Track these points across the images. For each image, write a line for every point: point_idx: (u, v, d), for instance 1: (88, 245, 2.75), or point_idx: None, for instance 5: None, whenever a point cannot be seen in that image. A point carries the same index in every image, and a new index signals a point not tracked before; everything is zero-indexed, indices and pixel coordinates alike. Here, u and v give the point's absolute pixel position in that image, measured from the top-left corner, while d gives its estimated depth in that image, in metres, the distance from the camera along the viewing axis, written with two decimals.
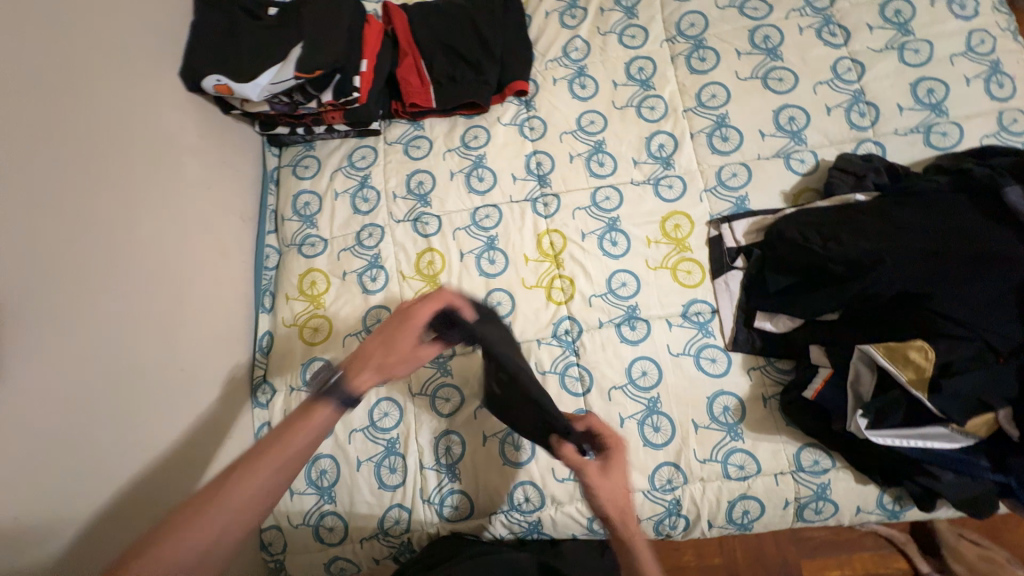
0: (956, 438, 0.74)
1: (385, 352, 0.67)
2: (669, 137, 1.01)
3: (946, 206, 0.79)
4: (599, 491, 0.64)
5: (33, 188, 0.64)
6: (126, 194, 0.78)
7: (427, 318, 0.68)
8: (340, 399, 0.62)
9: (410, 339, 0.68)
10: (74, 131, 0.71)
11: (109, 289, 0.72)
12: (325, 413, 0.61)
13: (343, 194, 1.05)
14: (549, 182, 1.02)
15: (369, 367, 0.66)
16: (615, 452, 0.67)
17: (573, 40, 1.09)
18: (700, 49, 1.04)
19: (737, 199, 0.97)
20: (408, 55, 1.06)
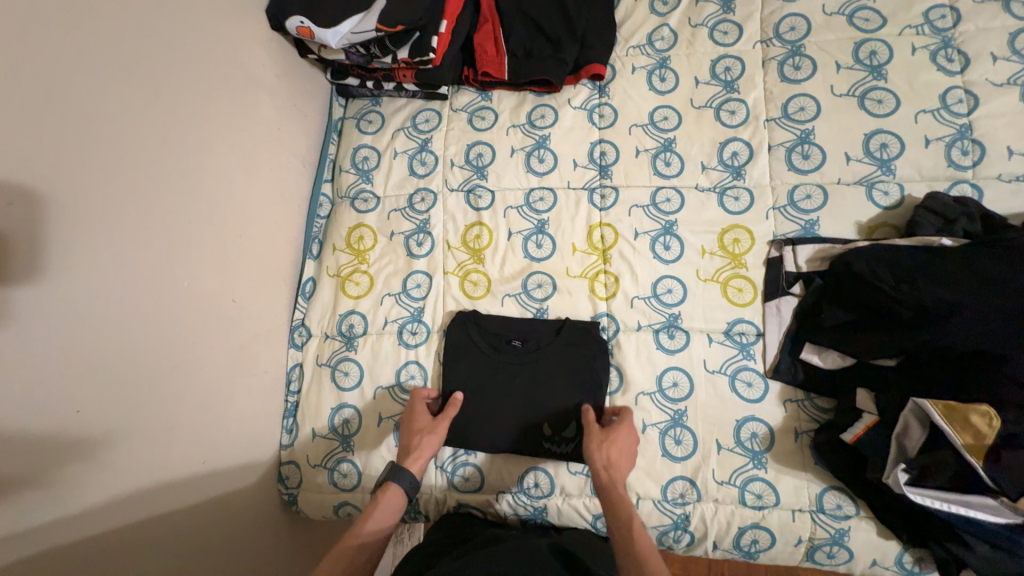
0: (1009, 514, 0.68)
1: (413, 435, 0.82)
2: (745, 146, 0.96)
3: None
4: (596, 442, 0.79)
5: (117, 101, 0.67)
6: (200, 121, 0.80)
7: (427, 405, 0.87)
8: (406, 482, 0.76)
9: (423, 418, 0.84)
10: (160, 52, 0.73)
11: (173, 210, 0.75)
12: (392, 493, 0.75)
13: (402, 155, 1.04)
14: (610, 173, 0.99)
15: (411, 453, 0.80)
16: (622, 426, 0.81)
17: (660, 28, 1.04)
18: (796, 56, 0.97)
19: (807, 222, 0.92)
20: (488, 21, 1.03)
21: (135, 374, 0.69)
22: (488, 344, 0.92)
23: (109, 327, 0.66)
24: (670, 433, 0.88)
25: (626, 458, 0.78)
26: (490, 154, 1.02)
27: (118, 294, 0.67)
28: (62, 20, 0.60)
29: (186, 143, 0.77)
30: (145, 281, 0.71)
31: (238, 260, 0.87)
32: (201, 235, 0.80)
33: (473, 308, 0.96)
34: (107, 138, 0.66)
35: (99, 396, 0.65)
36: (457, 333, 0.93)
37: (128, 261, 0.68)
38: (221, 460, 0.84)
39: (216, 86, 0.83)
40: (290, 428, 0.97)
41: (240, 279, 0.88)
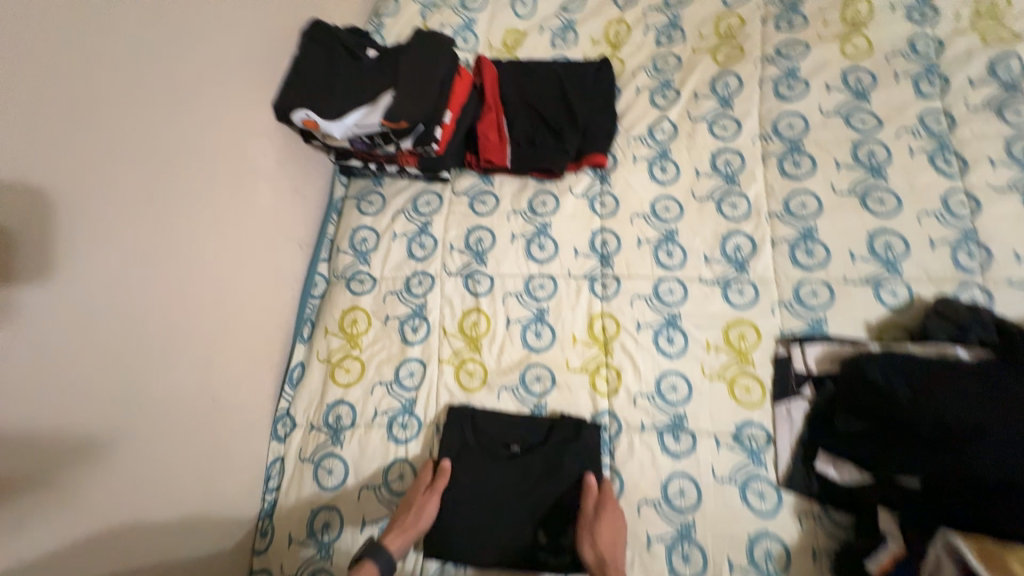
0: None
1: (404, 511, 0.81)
2: (747, 240, 0.95)
3: None
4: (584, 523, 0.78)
5: (102, 201, 0.65)
6: (192, 214, 0.78)
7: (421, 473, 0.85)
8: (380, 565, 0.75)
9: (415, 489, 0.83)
10: (159, 148, 0.72)
11: (154, 313, 0.73)
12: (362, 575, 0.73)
13: (400, 237, 1.03)
14: (612, 263, 0.97)
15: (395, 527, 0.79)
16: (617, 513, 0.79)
17: (661, 121, 1.06)
18: (796, 153, 0.98)
19: (814, 320, 0.89)
20: (492, 110, 1.06)
21: (81, 480, 0.64)
22: (468, 451, 0.86)
23: (60, 437, 0.61)
24: (678, 548, 0.81)
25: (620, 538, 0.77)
26: (490, 239, 1.01)
27: (73, 394, 0.62)
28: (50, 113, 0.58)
29: (171, 229, 0.75)
30: (107, 375, 0.66)
31: (213, 346, 0.83)
32: (177, 327, 0.76)
33: (468, 401, 0.91)
34: (96, 253, 0.64)
35: (32, 514, 0.58)
36: (449, 440, 0.87)
37: (88, 356, 0.64)
38: (174, 568, 0.76)
39: (211, 171, 0.82)
40: (264, 531, 0.89)
41: (213, 364, 0.83)
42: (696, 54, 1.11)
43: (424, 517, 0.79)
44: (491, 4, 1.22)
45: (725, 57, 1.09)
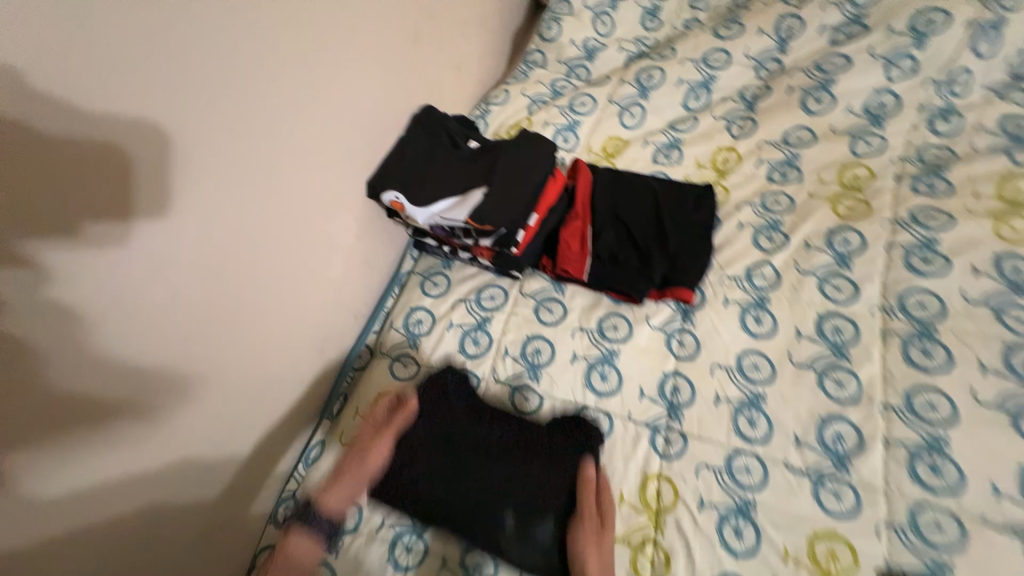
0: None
1: (355, 453, 0.81)
2: (853, 431, 0.78)
3: None
4: (579, 536, 0.74)
5: (178, 242, 0.64)
6: (258, 268, 0.77)
7: (380, 408, 0.86)
8: (320, 529, 0.74)
9: (370, 424, 0.85)
10: (248, 212, 0.73)
11: (186, 362, 0.70)
12: (290, 551, 0.72)
13: (456, 328, 0.97)
14: (680, 416, 0.84)
15: (342, 471, 0.80)
16: (603, 493, 0.78)
17: (762, 264, 0.96)
18: (926, 339, 0.82)
19: (934, 563, 0.69)
20: (578, 217, 1.02)
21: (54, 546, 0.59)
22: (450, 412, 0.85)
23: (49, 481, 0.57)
24: None
25: (615, 514, 0.77)
26: (549, 351, 0.93)
27: (86, 417, 0.59)
28: (228, 117, 0.66)
29: (247, 263, 0.75)
30: (178, 356, 0.68)
31: (241, 394, 0.82)
32: (203, 378, 0.73)
33: None
34: (153, 291, 0.62)
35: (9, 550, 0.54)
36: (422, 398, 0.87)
37: (174, 325, 0.66)
38: None
39: (324, 207, 0.87)
40: None
41: (246, 405, 0.82)
42: (812, 198, 1.01)
43: (382, 454, 0.81)
44: (600, 110, 1.21)
45: (847, 209, 0.98)
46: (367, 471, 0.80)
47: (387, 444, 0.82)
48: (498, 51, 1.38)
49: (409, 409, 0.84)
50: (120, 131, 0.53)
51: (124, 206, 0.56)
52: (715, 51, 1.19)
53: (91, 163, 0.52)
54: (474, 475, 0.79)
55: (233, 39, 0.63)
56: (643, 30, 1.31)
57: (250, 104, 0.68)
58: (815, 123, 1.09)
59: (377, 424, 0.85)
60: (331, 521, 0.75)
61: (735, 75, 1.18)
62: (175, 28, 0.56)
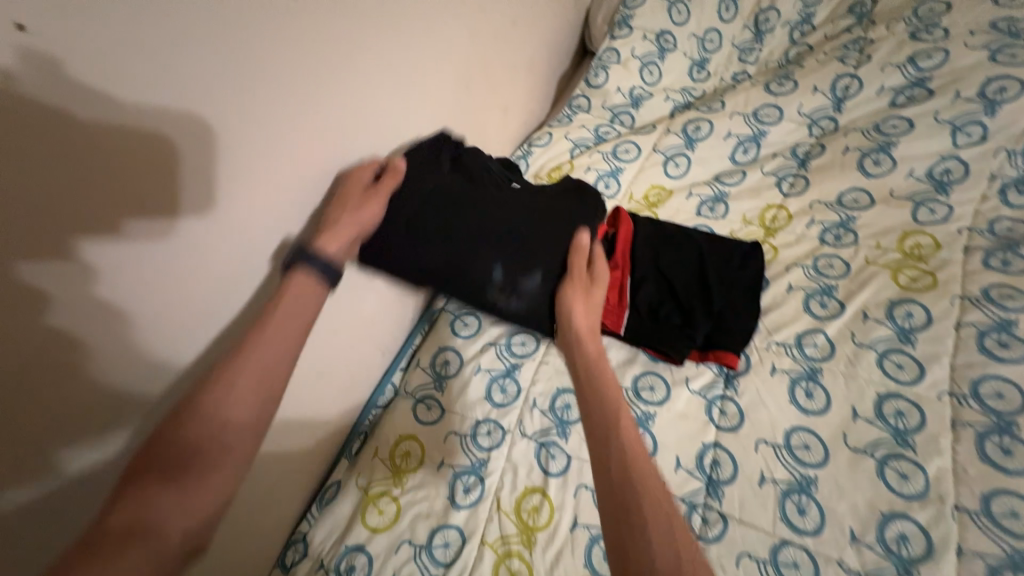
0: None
1: (342, 211, 0.69)
2: (920, 534, 0.70)
3: None
4: (575, 288, 0.79)
5: (212, 245, 0.58)
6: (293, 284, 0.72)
7: (364, 172, 0.74)
8: (319, 266, 0.62)
9: (355, 190, 0.72)
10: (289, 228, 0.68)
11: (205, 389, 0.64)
12: (299, 278, 0.60)
13: (484, 373, 0.94)
14: (720, 494, 0.78)
15: (330, 226, 0.67)
16: (599, 269, 0.83)
17: (814, 333, 0.89)
18: (1005, 435, 0.74)
19: None
20: (618, 267, 0.96)
21: None
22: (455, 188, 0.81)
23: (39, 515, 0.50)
24: None
25: (606, 280, 0.83)
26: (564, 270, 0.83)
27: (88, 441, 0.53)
28: (283, 121, 0.62)
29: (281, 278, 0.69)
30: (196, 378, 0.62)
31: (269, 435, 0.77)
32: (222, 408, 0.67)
33: None
34: (178, 296, 0.56)
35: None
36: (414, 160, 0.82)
37: (204, 328, 0.61)
38: None
39: None
40: None
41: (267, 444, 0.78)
42: (870, 265, 0.95)
43: (374, 209, 0.71)
44: (644, 158, 1.20)
45: (909, 278, 0.92)
46: (363, 211, 0.70)
47: (381, 202, 0.72)
48: (542, 94, 1.40)
49: (391, 177, 0.74)
50: (173, 125, 0.50)
51: (169, 203, 0.52)
52: (765, 107, 1.17)
53: (140, 157, 0.48)
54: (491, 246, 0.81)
55: (307, 79, 0.63)
56: (691, 81, 1.31)
57: (306, 119, 0.65)
58: (872, 186, 1.04)
59: (366, 185, 0.73)
60: (335, 262, 0.64)
61: (786, 131, 1.15)
62: (252, 65, 0.55)
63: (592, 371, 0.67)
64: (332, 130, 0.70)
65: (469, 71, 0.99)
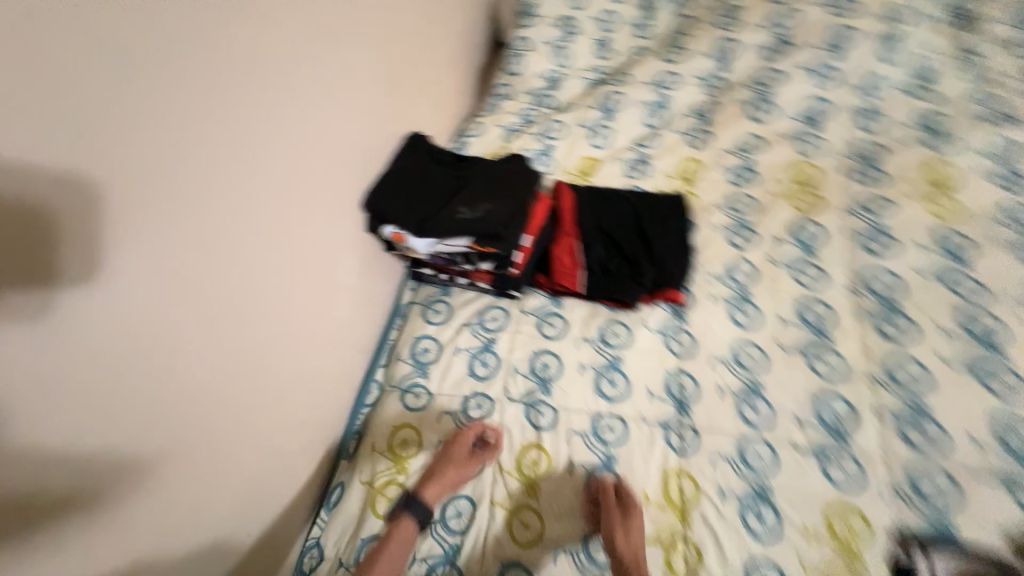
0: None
1: (443, 463, 0.85)
2: (845, 405, 0.85)
3: None
4: (620, 539, 0.74)
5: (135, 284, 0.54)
6: (240, 306, 0.70)
7: (471, 437, 0.87)
8: (416, 512, 0.81)
9: (460, 453, 0.85)
10: (226, 251, 0.66)
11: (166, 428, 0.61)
12: (403, 529, 0.79)
13: (463, 352, 0.99)
14: (689, 411, 0.89)
15: (428, 477, 0.85)
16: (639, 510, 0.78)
17: (739, 261, 1.04)
18: (892, 314, 0.92)
19: (939, 519, 0.75)
20: (567, 234, 1.08)
21: None
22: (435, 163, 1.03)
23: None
24: None
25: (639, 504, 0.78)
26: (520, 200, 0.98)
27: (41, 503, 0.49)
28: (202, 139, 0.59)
29: (227, 301, 0.67)
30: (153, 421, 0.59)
31: (242, 471, 0.75)
32: (191, 439, 0.65)
33: (517, 559, 0.80)
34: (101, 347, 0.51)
35: None
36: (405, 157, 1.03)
37: (141, 373, 0.56)
38: None
39: (316, 235, 0.84)
40: None
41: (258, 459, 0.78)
42: (774, 198, 1.11)
43: (475, 469, 0.86)
44: (571, 133, 1.29)
45: (804, 203, 1.09)
46: (467, 470, 0.85)
47: (479, 464, 0.86)
48: (465, 87, 1.45)
49: (494, 450, 0.87)
50: (62, 170, 0.45)
51: (61, 257, 0.46)
52: (666, 74, 1.31)
53: (31, 210, 0.43)
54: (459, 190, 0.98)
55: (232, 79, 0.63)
56: (599, 58, 1.42)
57: (225, 145, 0.63)
58: (764, 130, 1.21)
59: (469, 448, 0.86)
60: (426, 506, 0.81)
61: (687, 93, 1.29)
62: (171, 67, 0.54)
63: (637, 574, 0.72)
64: (261, 142, 0.69)
65: (395, 70, 1.02)
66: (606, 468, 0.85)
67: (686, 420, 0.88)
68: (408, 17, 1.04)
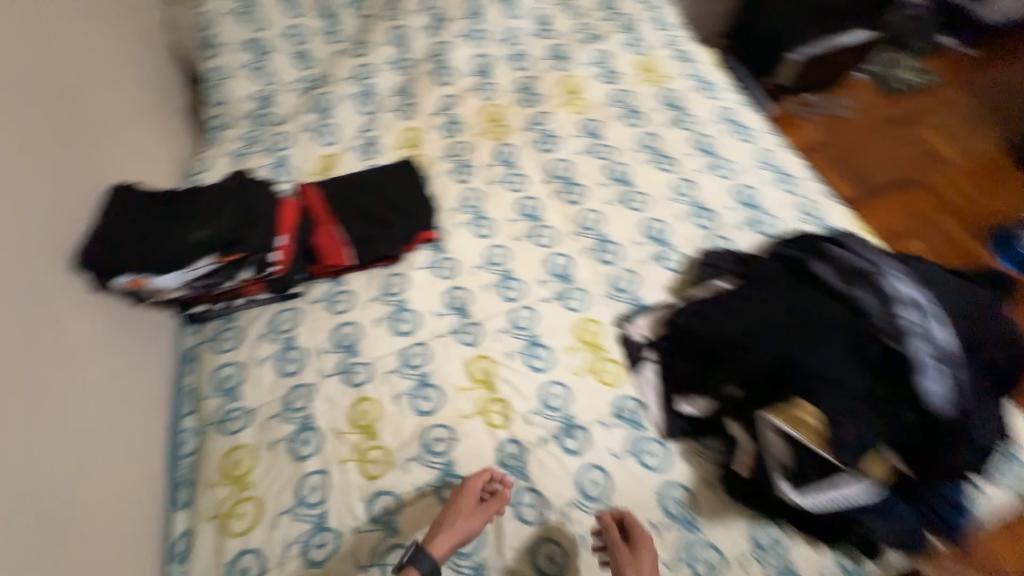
0: (935, 366, 0.74)
1: (452, 513, 0.82)
2: (564, 257, 1.18)
3: (779, 282, 0.92)
4: (625, 560, 0.77)
5: None
6: None
7: (480, 485, 0.86)
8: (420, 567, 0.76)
9: (469, 502, 0.84)
10: None
11: None
12: None
13: (267, 359, 1.05)
14: (469, 312, 1.11)
15: (439, 527, 0.81)
16: (647, 541, 0.79)
17: (468, 192, 1.30)
18: (571, 186, 1.28)
19: (633, 298, 1.12)
20: (324, 223, 1.19)
21: None
22: (154, 202, 1.04)
23: None
24: None
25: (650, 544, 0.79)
26: (256, 209, 1.08)
27: None
28: None
29: None
30: None
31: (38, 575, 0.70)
32: None
33: (376, 490, 0.91)
34: None
35: None
36: (117, 206, 1.01)
37: None
38: None
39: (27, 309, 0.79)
40: None
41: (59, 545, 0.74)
42: (477, 137, 1.40)
43: (480, 522, 0.83)
44: (298, 139, 1.39)
45: (497, 134, 1.40)
46: (471, 521, 0.82)
47: (486, 515, 0.84)
48: (174, 130, 1.42)
49: (501, 500, 0.86)
50: None
51: None
52: (361, 69, 1.50)
53: None
54: (188, 217, 1.02)
55: None
56: (301, 69, 1.54)
57: None
58: (453, 90, 1.49)
59: (478, 497, 0.85)
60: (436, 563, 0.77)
61: (384, 77, 1.50)
62: None
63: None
64: None
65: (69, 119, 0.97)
66: (423, 384, 1.02)
67: (469, 319, 1.10)
68: (62, 58, 0.99)
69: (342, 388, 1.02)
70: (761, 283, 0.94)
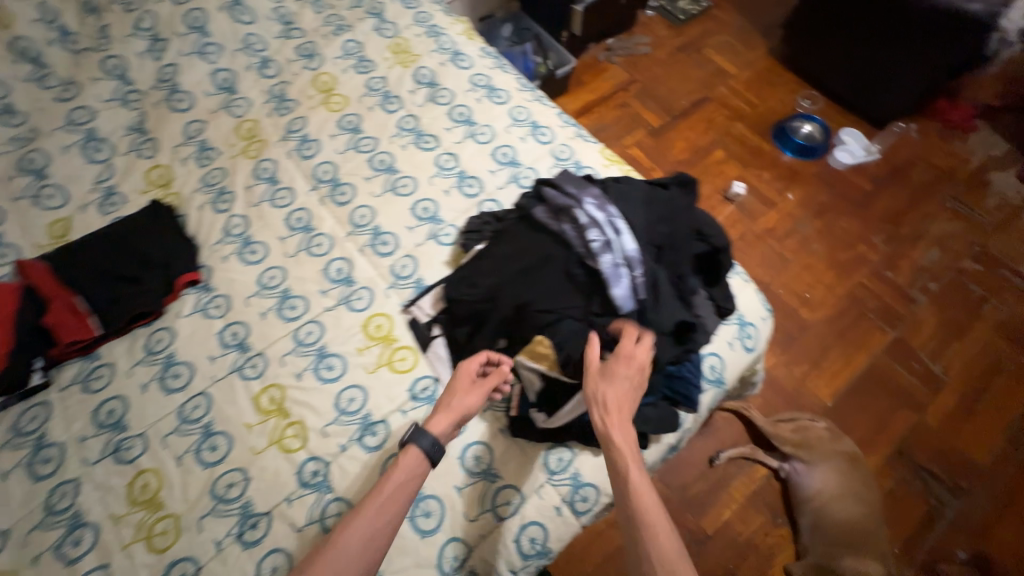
0: (619, 273, 0.88)
1: (452, 394, 0.89)
2: (342, 260, 1.17)
3: (514, 232, 1.00)
4: (593, 379, 0.80)
5: None
6: None
7: (474, 367, 0.91)
8: (418, 444, 0.83)
9: (464, 383, 0.90)
10: None
11: None
12: (409, 456, 0.82)
13: (13, 469, 0.92)
14: (250, 344, 1.06)
15: (440, 407, 0.88)
16: (618, 362, 0.80)
17: (231, 219, 1.22)
18: (339, 188, 1.26)
19: (415, 282, 1.14)
20: (57, 298, 1.04)
21: None
22: None
23: None
24: (417, 511, 0.89)
25: (630, 364, 0.80)
26: None
27: None
28: None
29: None
30: None
31: None
32: None
33: (169, 561, 0.86)
34: None
35: None
36: None
37: None
38: None
39: None
40: None
41: None
42: (233, 158, 1.31)
43: (478, 400, 0.88)
44: (15, 212, 1.21)
45: (255, 151, 1.32)
46: (468, 399, 0.88)
47: (482, 393, 0.89)
48: None
49: (499, 377, 0.90)
50: None
51: None
52: (74, 112, 1.33)
53: None
54: None
55: None
56: None
57: None
58: (196, 114, 1.37)
59: (473, 377, 0.91)
60: (430, 444, 0.83)
61: (110, 117, 1.34)
62: None
63: (607, 407, 0.77)
64: None
65: None
66: (208, 434, 0.96)
67: (252, 352, 1.05)
68: None
69: (113, 470, 0.93)
70: (502, 237, 1.01)
